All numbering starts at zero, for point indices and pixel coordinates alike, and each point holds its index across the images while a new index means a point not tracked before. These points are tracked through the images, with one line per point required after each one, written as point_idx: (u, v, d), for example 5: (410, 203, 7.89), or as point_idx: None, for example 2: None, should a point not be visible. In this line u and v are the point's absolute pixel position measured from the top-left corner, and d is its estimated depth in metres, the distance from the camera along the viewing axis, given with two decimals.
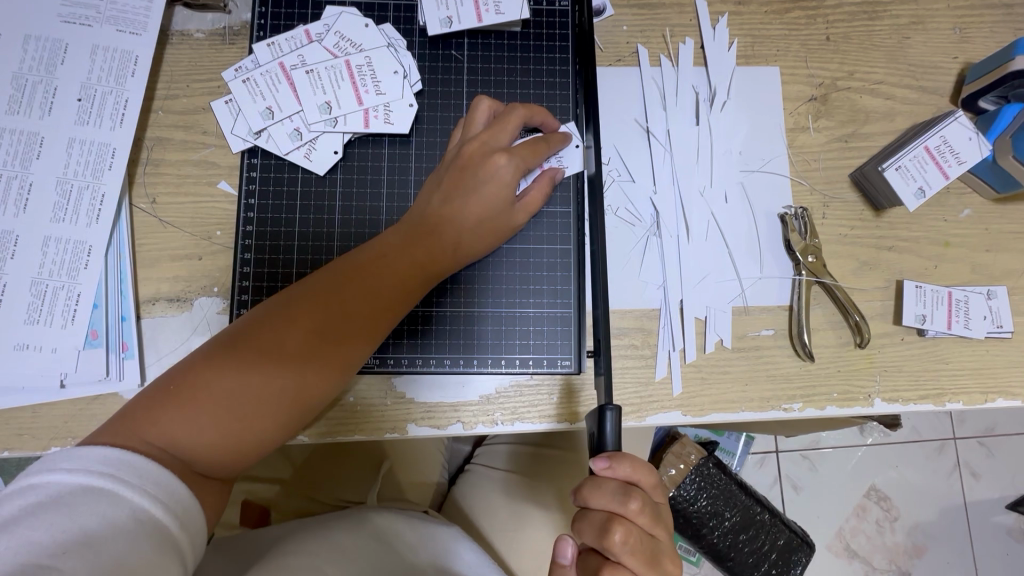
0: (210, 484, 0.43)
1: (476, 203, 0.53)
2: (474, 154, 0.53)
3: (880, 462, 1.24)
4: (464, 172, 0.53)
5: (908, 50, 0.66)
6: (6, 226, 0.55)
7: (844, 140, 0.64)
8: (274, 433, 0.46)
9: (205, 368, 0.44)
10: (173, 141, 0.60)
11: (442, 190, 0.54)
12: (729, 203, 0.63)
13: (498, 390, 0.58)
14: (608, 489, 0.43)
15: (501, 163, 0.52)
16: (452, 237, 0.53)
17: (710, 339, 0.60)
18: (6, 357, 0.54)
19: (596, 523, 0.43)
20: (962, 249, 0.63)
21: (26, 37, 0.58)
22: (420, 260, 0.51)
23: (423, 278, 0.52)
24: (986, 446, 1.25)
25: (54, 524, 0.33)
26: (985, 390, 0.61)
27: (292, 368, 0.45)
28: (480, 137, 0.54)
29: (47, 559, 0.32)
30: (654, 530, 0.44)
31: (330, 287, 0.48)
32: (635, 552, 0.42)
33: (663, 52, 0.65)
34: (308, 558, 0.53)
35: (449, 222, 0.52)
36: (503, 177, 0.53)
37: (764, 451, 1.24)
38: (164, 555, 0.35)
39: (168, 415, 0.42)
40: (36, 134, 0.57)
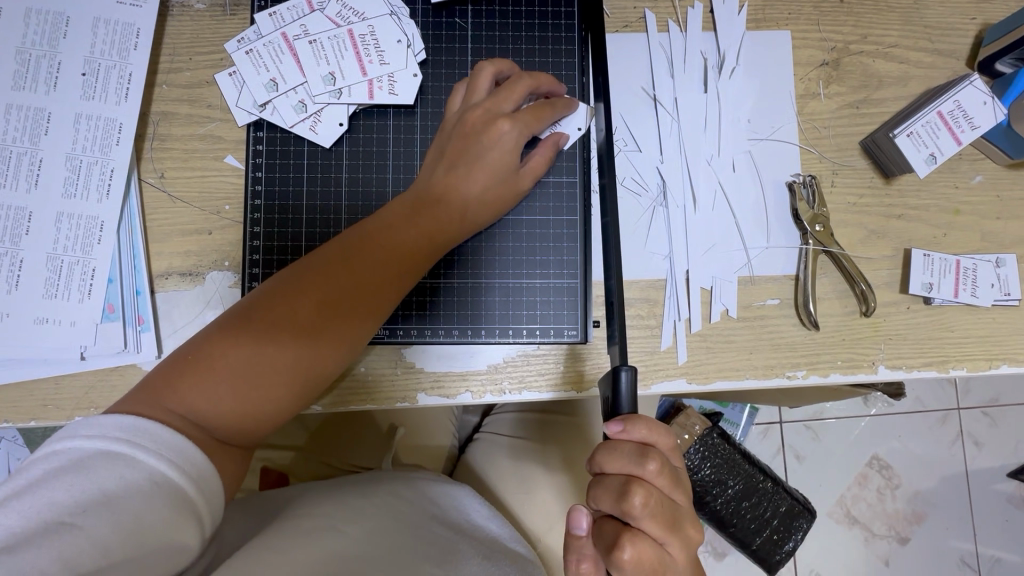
0: (231, 450, 0.44)
1: (482, 172, 0.53)
2: (477, 121, 0.53)
3: (883, 432, 1.25)
4: (468, 140, 0.53)
5: (924, 11, 0.64)
6: (20, 203, 0.56)
7: (855, 106, 0.63)
8: (290, 399, 0.47)
9: (223, 339, 0.45)
10: (179, 115, 0.60)
11: (447, 159, 0.54)
12: (737, 172, 0.62)
13: (506, 360, 0.59)
14: (624, 451, 0.44)
15: (504, 129, 0.52)
16: (460, 207, 0.53)
17: (715, 309, 0.60)
18: (27, 331, 0.56)
19: (614, 488, 0.43)
20: (972, 217, 0.62)
21: (27, 11, 0.57)
22: (428, 231, 0.52)
23: (432, 247, 0.52)
24: (991, 415, 1.26)
25: (74, 486, 0.35)
26: (990, 356, 0.61)
27: (304, 336, 0.46)
28: (483, 104, 0.54)
29: (67, 517, 0.34)
30: (672, 492, 0.44)
31: (339, 256, 0.49)
32: (656, 516, 0.42)
33: (671, 17, 0.63)
34: (325, 518, 0.55)
35: (456, 192, 0.53)
36: (508, 144, 0.53)
37: (768, 421, 1.26)
38: (179, 518, 0.37)
39: (187, 384, 0.43)
40: (43, 110, 0.57)
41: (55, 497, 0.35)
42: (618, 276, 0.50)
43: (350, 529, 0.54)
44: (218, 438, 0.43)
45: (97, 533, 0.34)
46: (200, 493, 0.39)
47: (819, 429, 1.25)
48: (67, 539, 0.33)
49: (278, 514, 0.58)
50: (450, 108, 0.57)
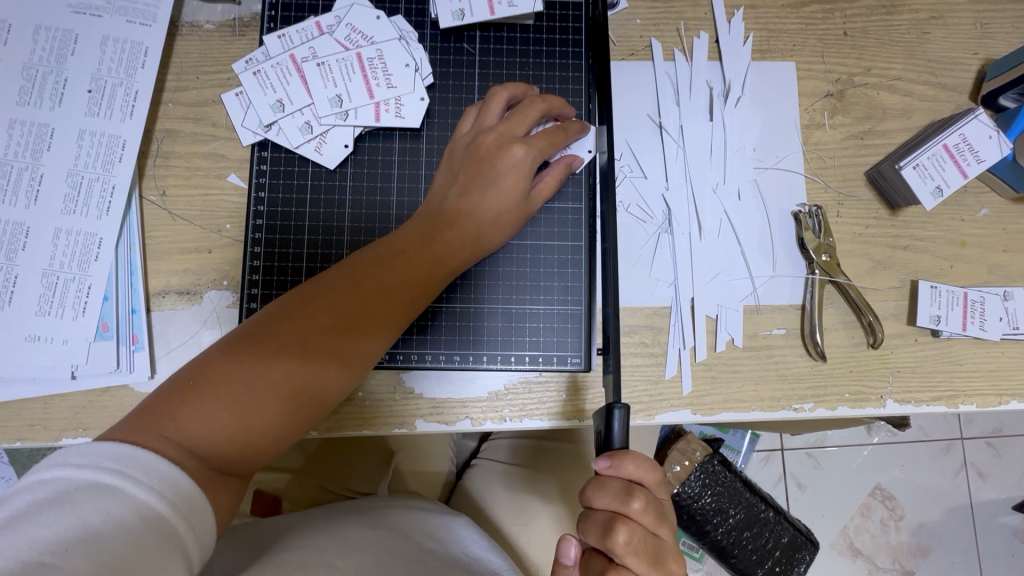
0: (230, 478, 0.43)
1: (495, 197, 0.52)
2: (491, 145, 0.53)
3: (886, 462, 1.23)
4: (481, 163, 0.53)
5: (927, 45, 0.64)
6: (18, 218, 0.55)
7: (860, 137, 0.63)
8: (294, 426, 0.46)
9: (227, 363, 0.44)
10: (184, 133, 0.59)
11: (459, 183, 0.53)
12: (742, 201, 0.62)
13: (507, 386, 0.58)
14: (611, 489, 0.42)
15: (519, 153, 0.52)
16: (472, 231, 0.52)
17: (721, 338, 0.60)
18: (18, 349, 0.54)
19: (599, 524, 0.42)
20: (978, 250, 0.62)
21: (36, 28, 0.57)
22: (439, 255, 0.51)
23: (442, 271, 0.52)
24: (994, 446, 1.24)
25: (59, 521, 0.33)
26: (998, 392, 0.60)
27: (311, 359, 0.46)
28: (497, 128, 0.53)
29: (48, 556, 0.32)
30: (658, 528, 0.42)
31: (349, 279, 0.49)
32: (639, 553, 0.40)
33: (676, 46, 0.64)
34: (318, 554, 0.53)
35: (468, 216, 0.52)
36: (521, 169, 0.52)
37: (770, 448, 1.24)
38: (167, 554, 0.35)
39: (188, 410, 0.42)
40: (47, 126, 0.56)
41: (36, 533, 0.33)
42: (615, 308, 0.49)
43: (343, 565, 0.52)
44: (217, 466, 0.42)
45: (78, 573, 0.32)
46: (187, 533, 0.37)
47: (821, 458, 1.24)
48: None
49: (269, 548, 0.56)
50: (460, 130, 0.57)
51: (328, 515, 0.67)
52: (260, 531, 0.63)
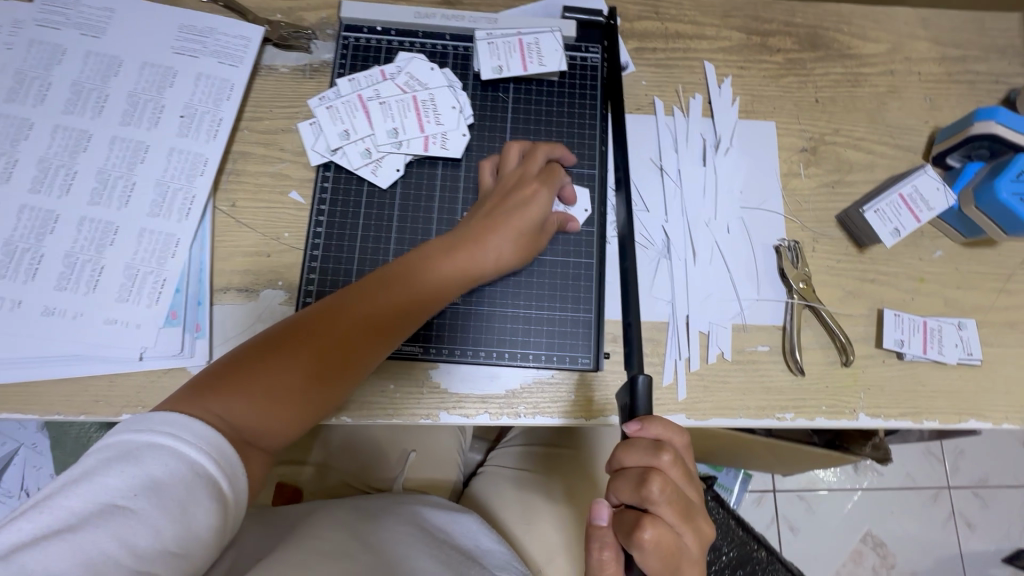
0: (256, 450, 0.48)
1: (518, 223, 0.61)
2: (513, 184, 0.63)
3: (877, 510, 1.45)
4: (499, 199, 0.62)
5: (885, 113, 0.77)
6: (110, 218, 0.64)
7: (831, 186, 0.74)
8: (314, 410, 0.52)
9: (269, 350, 0.51)
10: (255, 155, 0.70)
11: (484, 212, 0.62)
12: (731, 233, 0.72)
13: (522, 386, 0.65)
14: (639, 445, 0.40)
15: (537, 192, 0.62)
16: (494, 253, 0.60)
17: (712, 351, 0.68)
18: (97, 330, 0.62)
19: (632, 479, 0.39)
20: (935, 285, 0.71)
21: (143, 65, 0.69)
22: (464, 271, 0.60)
23: (455, 288, 0.60)
24: (980, 496, 1.47)
25: (128, 475, 0.39)
26: (959, 411, 0.68)
27: (339, 351, 0.53)
28: (516, 172, 0.63)
29: (122, 501, 0.38)
30: (687, 485, 0.40)
31: (377, 288, 0.57)
32: (673, 503, 0.38)
33: (675, 104, 0.76)
34: (334, 542, 0.59)
35: (493, 237, 0.60)
36: (537, 203, 0.62)
37: (762, 490, 1.45)
38: (216, 506, 0.41)
39: (230, 386, 0.48)
40: (143, 143, 0.67)
41: (109, 484, 0.39)
42: (637, 318, 0.56)
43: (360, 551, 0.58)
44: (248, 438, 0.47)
45: (149, 516, 0.39)
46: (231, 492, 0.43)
47: (812, 502, 1.46)
48: (124, 520, 0.38)
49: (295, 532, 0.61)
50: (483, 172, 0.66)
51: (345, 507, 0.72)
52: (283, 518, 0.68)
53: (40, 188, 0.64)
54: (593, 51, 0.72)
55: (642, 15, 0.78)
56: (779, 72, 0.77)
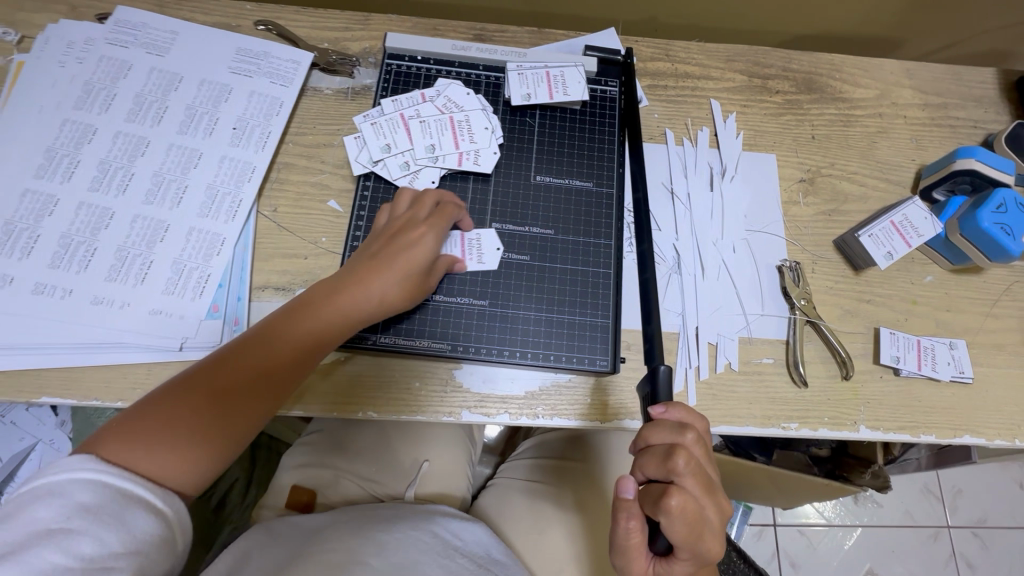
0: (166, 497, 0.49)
1: (405, 261, 0.61)
2: (401, 226, 0.63)
3: (877, 547, 1.47)
4: (385, 244, 0.63)
5: (876, 151, 0.84)
6: (162, 217, 0.69)
7: (828, 214, 0.80)
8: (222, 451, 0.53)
9: (154, 407, 0.52)
10: (298, 166, 0.75)
11: (372, 253, 0.62)
12: (737, 253, 0.77)
13: (541, 387, 0.68)
14: (665, 424, 0.44)
15: (423, 232, 0.62)
16: (382, 293, 0.61)
17: (720, 361, 0.72)
18: (143, 320, 0.65)
19: (659, 454, 0.42)
20: (927, 307, 0.76)
21: (202, 81, 0.76)
22: (351, 311, 0.60)
23: (346, 329, 0.60)
24: (980, 537, 1.49)
25: (57, 502, 0.43)
26: (954, 426, 0.71)
27: (227, 396, 0.54)
28: (405, 216, 0.64)
29: (58, 523, 0.42)
30: (707, 462, 0.44)
31: (261, 336, 0.57)
32: (697, 475, 0.41)
33: (685, 135, 0.83)
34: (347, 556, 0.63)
35: (377, 279, 0.60)
36: (426, 244, 0.62)
37: (762, 523, 1.48)
38: (151, 517, 0.47)
39: (119, 443, 0.49)
40: (197, 151, 0.72)
41: (40, 514, 0.42)
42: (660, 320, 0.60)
43: (372, 563, 0.62)
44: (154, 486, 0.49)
45: (89, 530, 0.42)
46: (165, 503, 0.48)
47: (813, 538, 1.47)
48: (66, 536, 0.41)
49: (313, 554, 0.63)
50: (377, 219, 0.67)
51: (360, 516, 0.73)
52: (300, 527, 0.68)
53: (98, 188, 0.69)
54: (612, 85, 0.80)
55: (654, 57, 0.86)
56: (779, 111, 0.85)
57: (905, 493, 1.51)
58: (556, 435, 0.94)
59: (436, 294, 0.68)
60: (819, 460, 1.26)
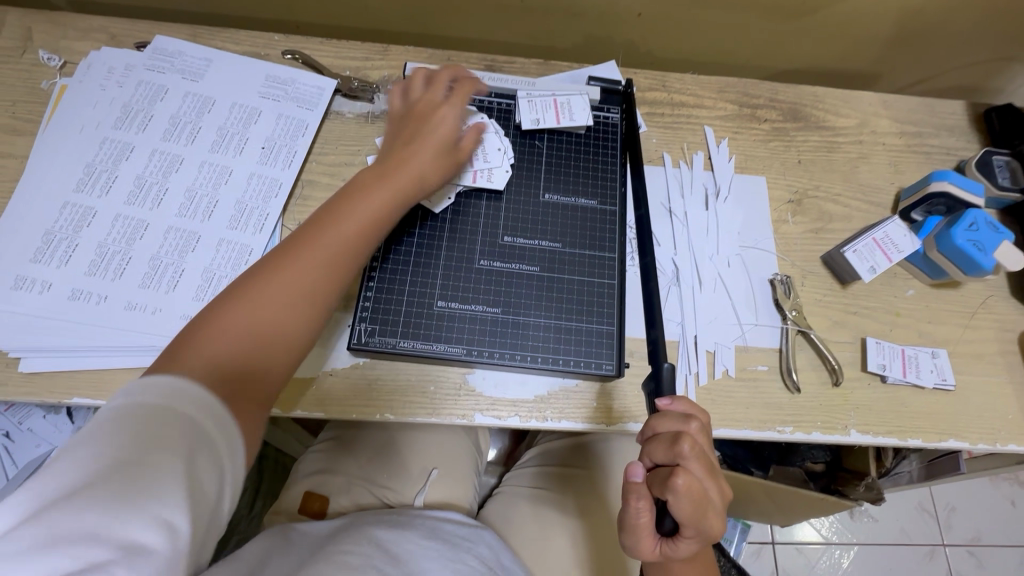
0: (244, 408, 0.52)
1: (432, 145, 0.70)
2: (422, 109, 0.73)
3: (874, 565, 1.48)
4: (415, 125, 0.72)
5: (858, 174, 0.90)
6: (194, 229, 0.73)
7: (815, 232, 0.86)
8: (287, 341, 0.57)
9: (233, 297, 0.56)
10: (321, 184, 0.80)
11: (402, 137, 0.71)
12: (732, 267, 0.82)
13: (550, 392, 0.72)
14: (671, 414, 0.48)
15: (444, 111, 0.72)
16: (422, 171, 0.69)
17: (718, 368, 0.76)
18: (174, 324, 0.69)
19: (665, 440, 0.46)
20: (910, 318, 0.81)
21: (233, 104, 0.81)
22: (400, 187, 0.67)
23: (388, 213, 0.66)
24: (975, 555, 1.51)
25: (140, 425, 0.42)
26: (938, 431, 0.76)
27: (289, 287, 0.58)
28: (423, 99, 0.74)
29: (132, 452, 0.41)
30: (710, 449, 0.48)
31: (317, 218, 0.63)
32: (701, 459, 0.45)
33: (681, 158, 0.89)
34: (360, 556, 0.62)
35: (414, 158, 0.69)
36: (448, 122, 0.72)
37: (761, 541, 1.49)
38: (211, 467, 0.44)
39: (201, 340, 0.52)
40: (227, 168, 0.77)
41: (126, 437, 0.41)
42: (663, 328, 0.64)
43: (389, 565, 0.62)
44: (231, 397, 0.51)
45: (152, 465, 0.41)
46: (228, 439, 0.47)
47: (811, 556, 1.48)
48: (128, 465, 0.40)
49: (336, 547, 0.65)
50: (394, 107, 0.76)
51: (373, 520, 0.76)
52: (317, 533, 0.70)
53: (134, 201, 0.74)
54: (613, 112, 0.86)
55: (651, 87, 0.93)
56: (767, 137, 0.91)
57: (900, 509, 1.53)
58: (559, 444, 0.97)
59: (453, 301, 0.72)
60: (815, 475, 1.30)
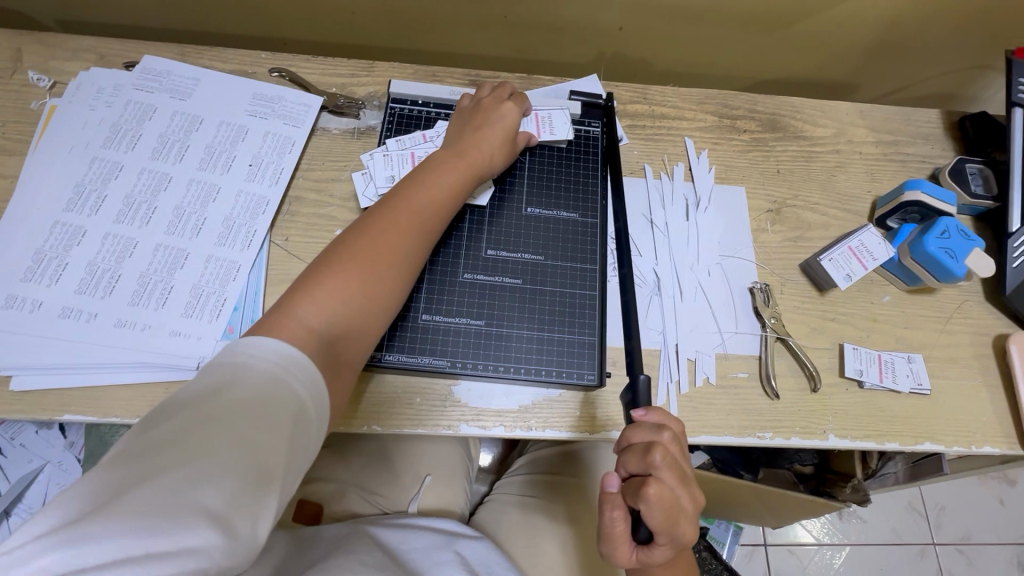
0: (340, 367, 0.57)
1: (499, 134, 0.77)
2: (489, 104, 0.79)
3: (865, 565, 1.50)
4: (483, 116, 0.78)
5: (835, 183, 0.92)
6: (183, 246, 0.75)
7: (794, 241, 0.88)
8: (388, 303, 0.62)
9: (331, 261, 0.60)
10: (308, 199, 0.82)
11: (472, 126, 0.77)
12: (712, 276, 0.84)
13: (533, 402, 0.73)
14: (644, 424, 0.50)
15: (510, 106, 0.79)
16: (489, 158, 0.75)
17: (699, 376, 0.77)
18: (163, 340, 0.70)
19: (638, 451, 0.48)
20: (886, 324, 0.83)
21: (221, 123, 0.83)
22: (473, 170, 0.73)
23: (464, 189, 0.73)
24: (965, 554, 1.53)
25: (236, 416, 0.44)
26: (915, 434, 0.77)
27: (385, 255, 0.62)
28: (489, 96, 0.80)
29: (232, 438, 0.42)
30: (683, 458, 0.49)
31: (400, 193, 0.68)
32: (672, 468, 0.47)
33: (662, 169, 0.91)
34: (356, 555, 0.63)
35: (484, 145, 0.75)
36: (512, 116, 0.79)
37: (753, 543, 1.50)
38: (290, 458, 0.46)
39: (305, 298, 0.56)
40: (216, 185, 0.79)
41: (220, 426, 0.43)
42: (638, 350, 0.66)
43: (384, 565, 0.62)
44: (334, 355, 0.56)
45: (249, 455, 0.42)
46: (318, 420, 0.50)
47: (803, 557, 1.50)
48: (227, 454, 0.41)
49: (330, 549, 0.66)
50: (462, 103, 0.82)
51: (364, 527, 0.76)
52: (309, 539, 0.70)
53: (124, 220, 0.75)
54: (594, 125, 0.88)
55: (633, 100, 0.95)
56: (746, 148, 0.93)
57: (889, 510, 1.55)
58: (547, 451, 0.98)
59: (437, 315, 0.74)
60: (803, 477, 1.31)
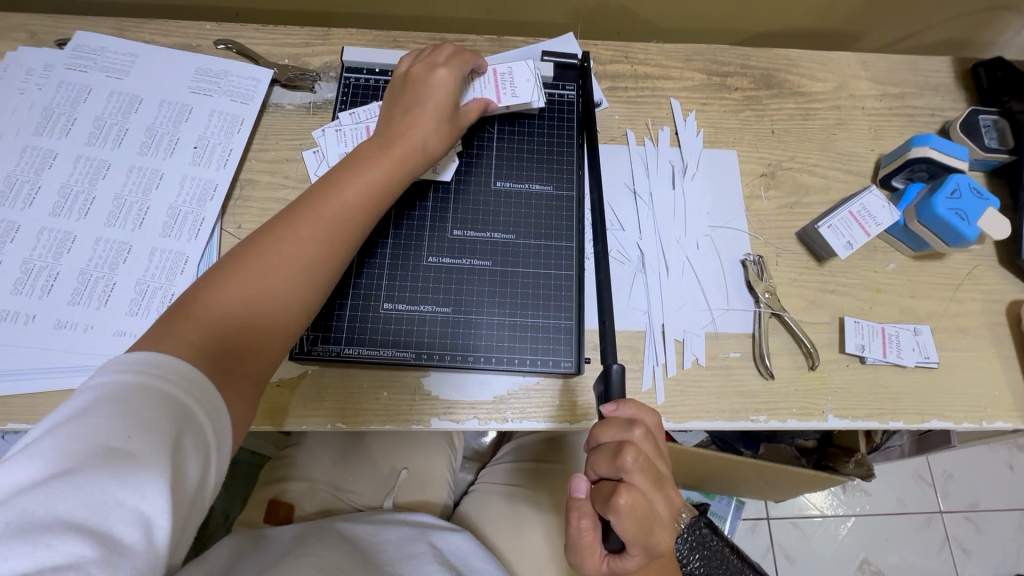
0: (238, 381, 0.50)
1: (431, 111, 0.68)
2: (421, 75, 0.70)
3: (871, 536, 1.47)
4: (414, 91, 0.69)
5: (836, 143, 0.85)
6: (125, 238, 0.69)
7: (790, 207, 0.81)
8: (295, 306, 0.55)
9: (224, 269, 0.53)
10: (261, 182, 0.76)
11: (401, 108, 0.68)
12: (701, 249, 0.78)
13: (509, 392, 0.68)
14: (614, 422, 0.46)
15: (442, 74, 0.69)
16: (420, 139, 0.66)
17: (687, 357, 0.72)
18: (106, 341, 0.65)
19: (608, 452, 0.45)
20: (891, 295, 0.77)
21: (162, 102, 0.76)
22: (399, 154, 0.64)
23: (394, 180, 0.64)
24: (973, 521, 1.50)
25: (114, 419, 0.38)
26: (922, 411, 0.72)
27: (286, 258, 0.55)
28: (422, 67, 0.70)
29: (113, 443, 0.37)
30: (658, 457, 0.46)
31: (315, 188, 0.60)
32: (645, 471, 0.43)
33: (646, 135, 0.83)
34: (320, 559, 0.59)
35: (412, 127, 0.66)
36: (447, 87, 0.69)
37: (755, 517, 1.48)
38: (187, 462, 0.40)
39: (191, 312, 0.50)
40: (158, 171, 0.73)
41: (98, 429, 0.37)
42: (612, 340, 0.62)
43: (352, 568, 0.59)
44: (224, 366, 0.49)
45: (136, 457, 0.37)
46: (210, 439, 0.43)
47: (807, 530, 1.47)
48: (110, 460, 0.36)
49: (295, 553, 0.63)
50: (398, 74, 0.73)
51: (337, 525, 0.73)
52: (276, 543, 0.66)
53: (60, 212, 0.69)
54: (569, 89, 0.81)
55: (613, 59, 0.87)
56: (738, 107, 0.86)
57: (895, 479, 1.51)
58: (533, 438, 0.94)
59: (400, 303, 0.68)
60: (806, 451, 1.27)
